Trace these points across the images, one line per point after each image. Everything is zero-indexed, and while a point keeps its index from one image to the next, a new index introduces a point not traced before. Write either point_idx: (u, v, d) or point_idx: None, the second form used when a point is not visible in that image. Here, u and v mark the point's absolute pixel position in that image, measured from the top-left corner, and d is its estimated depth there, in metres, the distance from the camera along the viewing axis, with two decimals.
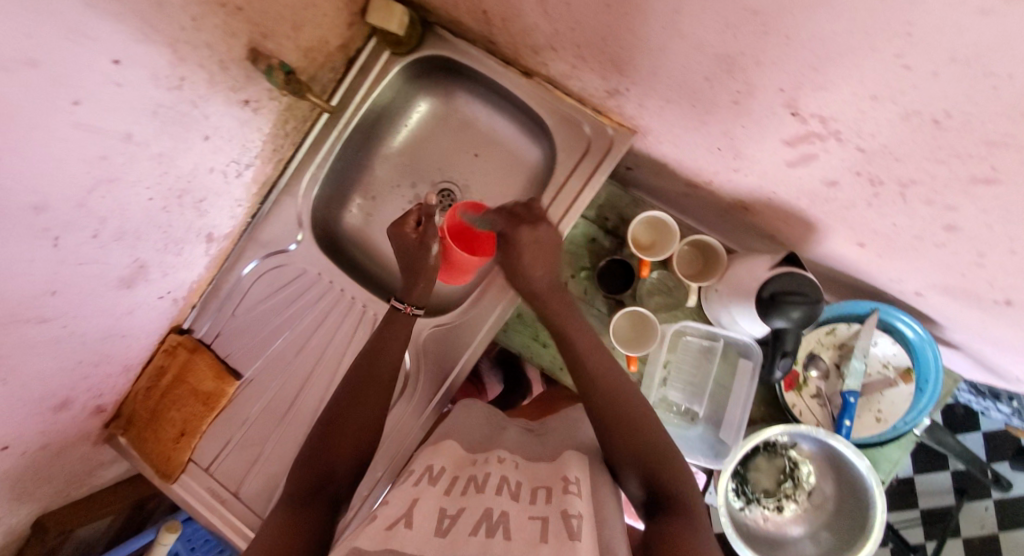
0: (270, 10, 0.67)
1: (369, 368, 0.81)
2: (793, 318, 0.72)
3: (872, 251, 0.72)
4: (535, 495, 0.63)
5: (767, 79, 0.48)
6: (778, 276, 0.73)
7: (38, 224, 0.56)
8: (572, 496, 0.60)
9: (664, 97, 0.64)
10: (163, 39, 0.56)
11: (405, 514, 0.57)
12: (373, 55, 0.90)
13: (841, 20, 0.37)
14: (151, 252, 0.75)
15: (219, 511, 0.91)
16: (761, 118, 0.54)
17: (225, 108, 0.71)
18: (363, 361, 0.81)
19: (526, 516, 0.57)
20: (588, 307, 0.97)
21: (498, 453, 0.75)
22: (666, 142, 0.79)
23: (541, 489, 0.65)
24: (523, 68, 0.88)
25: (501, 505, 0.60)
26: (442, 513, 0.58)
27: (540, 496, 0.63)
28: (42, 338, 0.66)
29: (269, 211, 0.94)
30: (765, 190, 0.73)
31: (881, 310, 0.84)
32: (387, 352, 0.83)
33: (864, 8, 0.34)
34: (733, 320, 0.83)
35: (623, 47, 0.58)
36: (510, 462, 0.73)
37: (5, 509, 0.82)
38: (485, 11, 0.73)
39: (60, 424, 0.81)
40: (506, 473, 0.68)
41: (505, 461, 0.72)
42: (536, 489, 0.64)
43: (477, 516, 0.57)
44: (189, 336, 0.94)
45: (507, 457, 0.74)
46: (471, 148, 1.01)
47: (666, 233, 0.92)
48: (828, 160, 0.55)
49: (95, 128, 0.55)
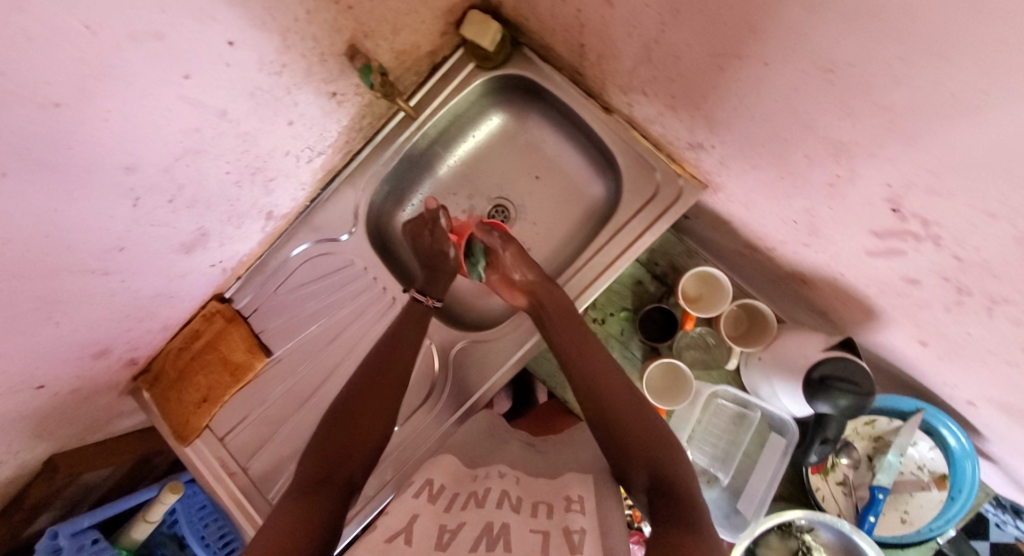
0: (376, 12, 0.68)
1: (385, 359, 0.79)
2: (839, 405, 0.70)
3: (935, 352, 0.69)
4: (536, 509, 0.58)
5: (874, 172, 0.46)
6: (829, 358, 0.71)
7: (126, 184, 0.57)
8: (575, 514, 0.56)
9: (751, 162, 0.63)
10: (276, 28, 0.57)
11: (404, 530, 0.53)
12: (459, 65, 0.92)
13: (971, 137, 0.35)
14: (215, 222, 0.77)
15: (225, 482, 0.92)
16: (854, 205, 0.53)
17: (313, 98, 0.72)
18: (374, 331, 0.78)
19: (527, 528, 0.53)
20: (623, 349, 0.97)
21: (498, 468, 0.70)
22: (738, 202, 0.77)
23: (541, 502, 0.59)
24: (604, 103, 0.88)
25: (501, 518, 0.55)
26: (442, 527, 0.54)
27: (541, 509, 0.58)
28: (99, 288, 0.68)
29: (328, 197, 0.95)
30: (834, 271, 0.71)
31: (927, 411, 0.81)
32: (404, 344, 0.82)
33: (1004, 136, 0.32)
34: (773, 394, 0.81)
35: (722, 109, 0.58)
36: (510, 477, 0.67)
37: (27, 442, 0.84)
38: (582, 45, 0.72)
39: (95, 371, 0.83)
40: (507, 488, 0.63)
41: (507, 475, 0.67)
42: (536, 504, 0.59)
43: (476, 531, 0.53)
44: (229, 305, 0.95)
45: (508, 472, 0.69)
46: (533, 169, 1.01)
47: (719, 291, 0.89)
48: (915, 259, 0.53)
49: (197, 102, 0.56)
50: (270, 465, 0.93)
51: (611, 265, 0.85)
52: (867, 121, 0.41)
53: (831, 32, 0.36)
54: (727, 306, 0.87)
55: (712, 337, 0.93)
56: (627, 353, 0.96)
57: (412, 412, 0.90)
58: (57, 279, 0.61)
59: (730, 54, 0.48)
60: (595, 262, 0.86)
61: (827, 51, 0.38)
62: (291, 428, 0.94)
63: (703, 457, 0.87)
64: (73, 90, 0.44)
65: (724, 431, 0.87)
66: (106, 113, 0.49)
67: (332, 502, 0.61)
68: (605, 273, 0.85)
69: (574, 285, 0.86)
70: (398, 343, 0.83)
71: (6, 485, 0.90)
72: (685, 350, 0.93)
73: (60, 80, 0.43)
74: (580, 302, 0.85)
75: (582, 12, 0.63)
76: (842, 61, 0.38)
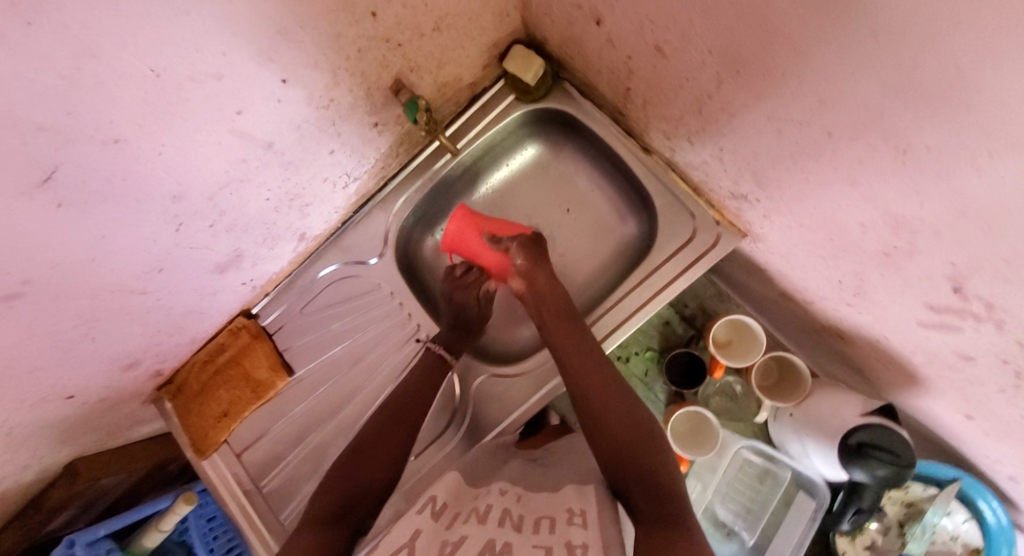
0: (423, 48, 0.69)
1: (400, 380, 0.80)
2: (876, 475, 0.66)
3: (981, 427, 0.66)
4: (538, 524, 0.57)
5: (936, 251, 0.44)
6: (867, 424, 0.68)
7: (172, 211, 0.58)
8: (575, 528, 0.55)
9: (798, 220, 0.61)
10: (328, 65, 0.58)
11: (407, 545, 0.55)
12: (498, 96, 0.92)
13: None
14: (251, 244, 0.77)
15: (240, 500, 0.91)
16: (910, 278, 0.51)
17: (356, 129, 0.73)
18: None
19: (529, 546, 0.53)
20: (647, 390, 0.96)
21: (498, 484, 0.69)
22: (777, 253, 0.75)
23: (541, 517, 0.59)
24: (643, 143, 0.87)
25: (502, 537, 0.55)
26: (444, 544, 0.55)
27: (542, 525, 0.57)
28: (135, 306, 0.69)
29: (360, 220, 0.95)
30: (876, 333, 0.69)
31: (965, 481, 0.75)
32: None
33: None
34: (803, 453, 0.78)
35: (773, 168, 0.56)
36: (511, 492, 0.66)
37: (52, 447, 0.85)
38: (628, 89, 0.71)
39: (123, 382, 0.83)
40: (507, 505, 0.62)
41: (508, 492, 0.66)
42: (538, 519, 0.58)
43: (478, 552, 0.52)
44: (255, 321, 0.95)
45: (509, 488, 0.68)
46: (564, 202, 0.99)
47: (752, 340, 0.86)
48: (970, 337, 0.51)
49: (246, 134, 0.57)
50: (285, 485, 0.92)
51: (641, 308, 0.84)
52: (935, 203, 0.39)
53: (908, 117, 0.35)
54: (759, 357, 0.84)
55: (739, 385, 0.91)
56: (650, 395, 0.95)
57: (430, 442, 0.89)
58: (96, 299, 0.61)
59: (791, 119, 0.46)
60: (625, 303, 0.85)
61: (901, 133, 0.37)
62: (308, 449, 0.93)
63: (728, 513, 0.84)
64: (134, 128, 0.45)
65: (751, 487, 0.84)
66: (161, 147, 0.50)
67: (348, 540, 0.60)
68: (634, 316, 0.84)
69: (602, 327, 0.85)
70: None
71: (28, 486, 0.91)
72: (711, 396, 0.92)
73: (123, 119, 0.44)
74: (608, 344, 0.83)
75: (632, 59, 0.63)
76: (917, 144, 0.36)
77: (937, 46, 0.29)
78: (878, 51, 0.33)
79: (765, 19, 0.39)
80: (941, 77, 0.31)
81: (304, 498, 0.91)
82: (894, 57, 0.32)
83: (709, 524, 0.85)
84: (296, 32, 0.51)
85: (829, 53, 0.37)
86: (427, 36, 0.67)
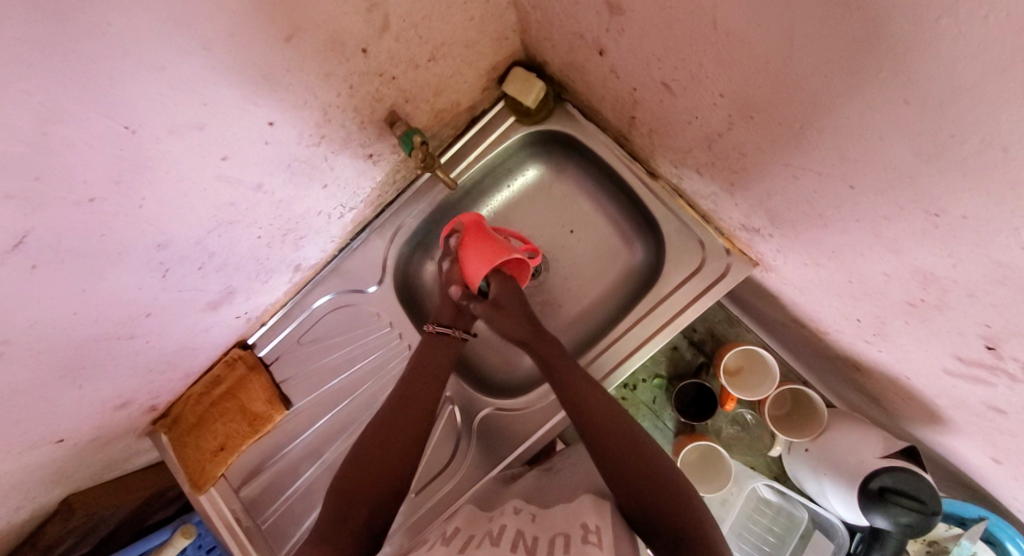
0: (419, 78, 0.66)
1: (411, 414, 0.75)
2: (899, 522, 0.64)
3: (1010, 472, 0.62)
4: (552, 546, 0.53)
5: (972, 310, 0.41)
6: (891, 467, 0.65)
7: (156, 259, 0.55)
8: (589, 547, 0.51)
9: (814, 259, 0.58)
10: (318, 104, 0.56)
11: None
12: (498, 118, 0.88)
13: None
14: (243, 279, 0.74)
15: (238, 537, 0.87)
16: (940, 329, 0.47)
17: (350, 161, 0.70)
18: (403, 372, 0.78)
19: None
20: (654, 418, 0.93)
21: (512, 504, 0.67)
22: (789, 285, 0.72)
23: (556, 537, 0.55)
24: (649, 167, 0.84)
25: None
26: None
27: (557, 545, 0.53)
28: (123, 351, 0.66)
29: (357, 248, 0.92)
30: (896, 372, 0.66)
31: (990, 521, 0.73)
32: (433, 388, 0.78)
33: None
34: (821, 493, 0.75)
35: (789, 208, 0.53)
36: (528, 513, 0.63)
37: (45, 486, 0.83)
38: (633, 117, 0.67)
39: (116, 420, 0.81)
40: (523, 525, 0.59)
41: (522, 511, 0.64)
42: (552, 539, 0.54)
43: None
44: (251, 352, 0.92)
45: (523, 507, 0.65)
46: (566, 224, 0.95)
47: (763, 370, 0.83)
48: (1003, 392, 0.48)
49: (232, 178, 0.54)
50: (284, 520, 0.90)
51: (648, 339, 0.81)
52: (972, 267, 0.36)
53: (946, 183, 0.32)
54: (772, 391, 0.80)
55: (751, 414, 0.88)
56: (658, 424, 0.92)
57: (432, 478, 0.86)
58: (82, 348, 0.59)
59: (810, 168, 0.43)
60: (631, 334, 0.82)
61: (935, 197, 0.34)
62: (308, 482, 0.91)
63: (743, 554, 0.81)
64: (110, 184, 0.43)
65: (771, 528, 0.81)
66: (140, 201, 0.47)
67: None
68: (641, 348, 0.81)
69: (608, 358, 0.82)
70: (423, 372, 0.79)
71: (23, 524, 0.89)
72: (723, 426, 0.89)
73: (96, 177, 0.41)
74: (615, 377, 0.81)
75: (637, 91, 0.59)
76: (952, 210, 0.33)
77: (983, 121, 0.26)
78: (913, 116, 0.30)
79: (784, 69, 0.36)
80: (985, 151, 0.28)
81: (306, 531, 0.89)
82: (932, 124, 0.29)
83: None
84: (282, 77, 0.49)
85: (855, 110, 0.34)
86: (422, 66, 0.64)
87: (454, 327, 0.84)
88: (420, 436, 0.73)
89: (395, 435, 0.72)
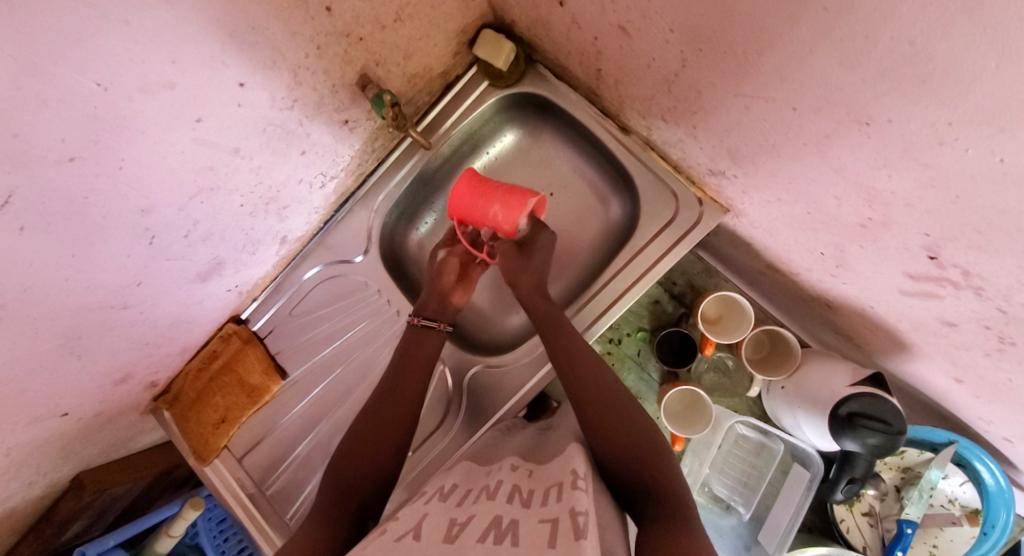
0: (387, 40, 0.67)
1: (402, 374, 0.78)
2: (867, 444, 0.67)
3: (972, 390, 0.65)
4: (546, 496, 0.55)
5: (910, 221, 0.43)
6: (859, 394, 0.68)
7: (142, 225, 0.57)
8: (580, 493, 0.54)
9: (776, 194, 0.60)
10: (288, 66, 0.58)
11: (412, 530, 0.51)
12: (471, 84, 0.89)
13: (1009, 197, 0.33)
14: (230, 250, 0.76)
15: (245, 504, 0.91)
16: (888, 247, 0.50)
17: (326, 127, 0.72)
18: (401, 358, 0.82)
19: (535, 521, 0.50)
20: (639, 369, 0.96)
21: (510, 460, 0.69)
22: (759, 228, 0.75)
23: (549, 487, 0.58)
24: (621, 123, 0.85)
25: (509, 514, 0.52)
26: (451, 524, 0.52)
27: (551, 495, 0.56)
28: (118, 321, 0.68)
29: (341, 219, 0.94)
30: (863, 303, 0.68)
31: (960, 444, 0.76)
32: (419, 352, 0.83)
33: None
34: (796, 425, 0.79)
35: (746, 142, 0.55)
36: (524, 470, 0.66)
37: (53, 463, 0.86)
38: (600, 69, 0.69)
39: (117, 395, 0.84)
40: (518, 482, 0.62)
41: (519, 467, 0.66)
42: (547, 490, 0.57)
43: (486, 523, 0.50)
44: (245, 327, 0.95)
45: (519, 464, 0.68)
46: (547, 186, 0.97)
47: (739, 315, 0.85)
48: (954, 305, 0.50)
49: (210, 142, 0.56)
50: (288, 486, 0.93)
51: (628, 290, 0.83)
52: (905, 174, 0.39)
53: (870, 89, 0.34)
54: (748, 332, 0.83)
55: (731, 360, 0.91)
56: (643, 375, 0.96)
57: (428, 435, 0.90)
58: (76, 317, 0.61)
59: (757, 96, 0.45)
60: (611, 287, 0.84)
61: (864, 105, 0.36)
62: (307, 450, 0.93)
63: (724, 489, 0.87)
64: (88, 143, 0.45)
65: (748, 462, 0.86)
66: (120, 162, 0.49)
67: (347, 541, 0.60)
68: (620, 299, 0.83)
69: (590, 312, 0.84)
70: (417, 345, 0.83)
71: (35, 501, 0.92)
72: (704, 372, 0.92)
73: (73, 136, 0.43)
74: (597, 329, 0.83)
75: (598, 39, 0.61)
76: (879, 116, 0.36)
77: (890, 14, 0.28)
78: (832, 23, 0.32)
79: None
80: (896, 48, 0.30)
81: (311, 494, 0.92)
82: (849, 28, 0.31)
83: (708, 499, 0.88)
84: (248, 35, 0.50)
85: (787, 25, 0.36)
86: (389, 27, 0.65)
87: (438, 321, 0.87)
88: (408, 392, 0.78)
89: (393, 406, 0.75)
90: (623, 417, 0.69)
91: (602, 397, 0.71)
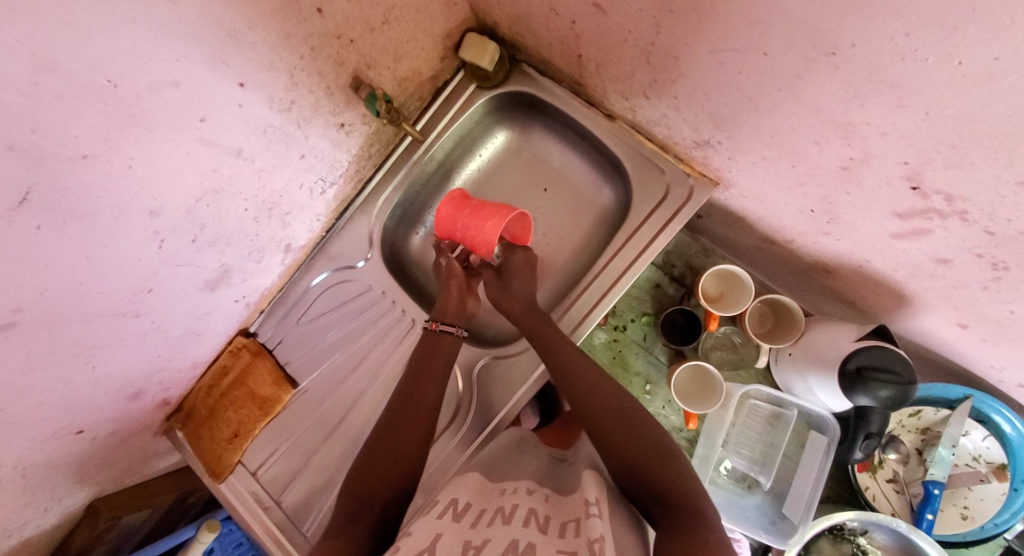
0: (376, 43, 0.73)
1: (410, 397, 0.77)
2: (880, 397, 0.67)
3: (978, 335, 0.65)
4: (563, 529, 0.52)
5: (889, 152, 0.45)
6: (868, 347, 0.68)
7: (151, 227, 0.59)
8: (595, 520, 0.51)
9: (760, 154, 0.62)
10: (284, 67, 0.62)
11: (427, 548, 0.48)
12: (460, 87, 0.93)
13: (968, 96, 0.35)
14: (236, 258, 0.78)
15: (259, 517, 0.90)
16: (873, 187, 0.51)
17: (323, 131, 0.76)
18: (399, 394, 0.78)
19: (553, 550, 0.48)
20: (647, 354, 0.95)
21: (524, 483, 0.64)
22: (750, 197, 0.76)
23: (566, 520, 0.54)
24: (606, 111, 0.88)
25: (526, 536, 0.50)
26: (467, 545, 0.49)
27: (568, 529, 0.52)
28: (131, 331, 0.70)
29: (343, 227, 0.96)
30: (858, 259, 0.68)
31: (976, 398, 0.76)
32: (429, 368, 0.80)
33: (1009, 94, 0.32)
34: (807, 390, 0.79)
35: (726, 103, 0.57)
36: (539, 494, 0.61)
37: (68, 488, 0.86)
38: (580, 56, 0.72)
39: (132, 413, 0.85)
40: (535, 504, 0.57)
41: (535, 492, 0.61)
42: (563, 522, 0.53)
43: (502, 547, 0.47)
44: (254, 340, 0.96)
45: (535, 488, 0.63)
46: (540, 182, 1.00)
47: (739, 287, 0.87)
48: (944, 238, 0.51)
49: (213, 143, 0.60)
50: (303, 498, 0.90)
51: (628, 270, 0.84)
52: (876, 101, 0.41)
53: (831, 14, 0.37)
54: (750, 303, 0.85)
55: (738, 336, 0.93)
56: (651, 359, 0.95)
57: (440, 433, 0.88)
58: (89, 325, 0.62)
59: (729, 47, 0.48)
60: (611, 267, 0.84)
61: (827, 34, 0.38)
62: (320, 461, 0.91)
63: (742, 465, 0.86)
64: (99, 141, 0.47)
65: (762, 432, 0.86)
66: (129, 160, 0.51)
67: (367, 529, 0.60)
68: (620, 280, 0.83)
69: (593, 294, 0.85)
70: (423, 368, 0.80)
71: (51, 532, 0.91)
72: (711, 350, 0.93)
73: (87, 133, 0.45)
74: (598, 312, 0.83)
75: (576, 23, 0.65)
76: (843, 42, 0.38)
77: None
78: None
79: None
80: None
81: (324, 506, 0.89)
82: None
83: (728, 479, 0.87)
84: (246, 34, 0.55)
85: None
86: (377, 30, 0.71)
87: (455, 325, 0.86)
88: (421, 404, 0.77)
89: (403, 408, 0.76)
90: (619, 412, 0.70)
91: (619, 422, 0.69)
